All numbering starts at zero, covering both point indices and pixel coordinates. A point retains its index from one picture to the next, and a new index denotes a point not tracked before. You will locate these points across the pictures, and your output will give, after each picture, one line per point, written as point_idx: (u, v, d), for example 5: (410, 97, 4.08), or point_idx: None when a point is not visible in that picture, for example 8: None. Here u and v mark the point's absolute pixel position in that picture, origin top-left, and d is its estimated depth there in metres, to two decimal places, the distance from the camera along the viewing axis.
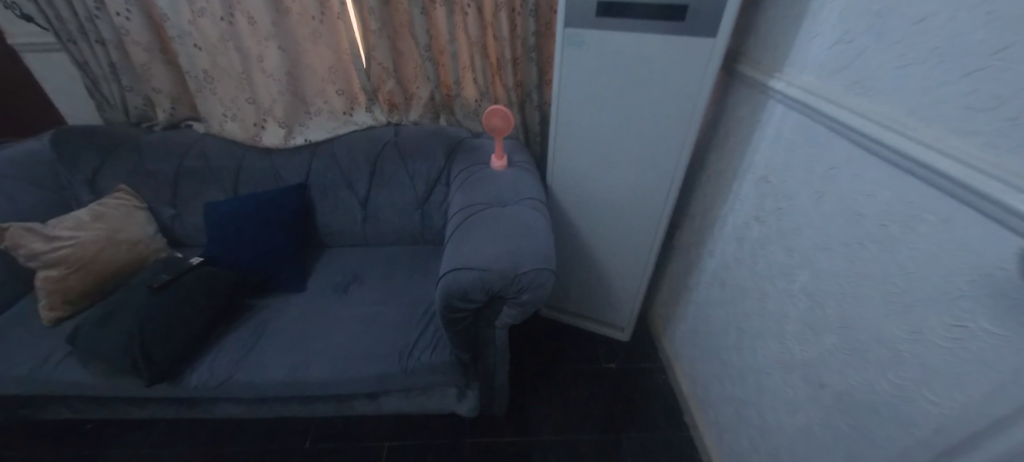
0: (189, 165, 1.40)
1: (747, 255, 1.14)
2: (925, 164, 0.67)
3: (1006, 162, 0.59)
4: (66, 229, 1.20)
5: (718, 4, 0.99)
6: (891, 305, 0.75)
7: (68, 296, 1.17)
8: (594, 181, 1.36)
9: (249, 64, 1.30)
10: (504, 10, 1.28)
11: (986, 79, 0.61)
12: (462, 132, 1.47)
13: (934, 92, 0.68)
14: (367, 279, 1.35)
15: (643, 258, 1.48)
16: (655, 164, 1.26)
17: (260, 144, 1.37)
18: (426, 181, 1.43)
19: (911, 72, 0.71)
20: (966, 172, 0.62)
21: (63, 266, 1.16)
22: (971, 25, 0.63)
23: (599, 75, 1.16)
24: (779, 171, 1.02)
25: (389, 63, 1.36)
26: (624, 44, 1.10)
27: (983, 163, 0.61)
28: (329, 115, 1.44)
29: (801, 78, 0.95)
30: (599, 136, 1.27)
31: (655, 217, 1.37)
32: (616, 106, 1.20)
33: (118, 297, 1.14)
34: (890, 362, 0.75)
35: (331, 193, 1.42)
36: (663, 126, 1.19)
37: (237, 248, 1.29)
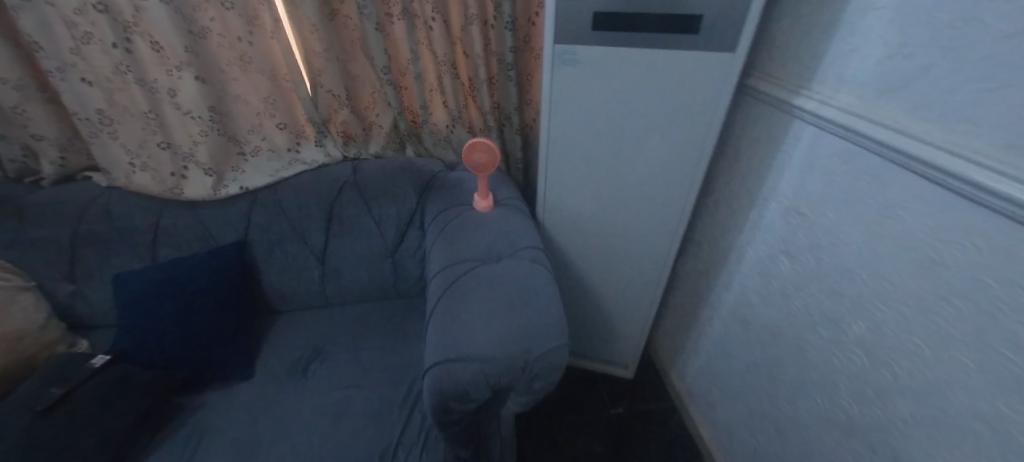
0: (90, 228, 1.10)
1: (778, 295, 1.00)
2: None
3: None
4: None
5: (738, 13, 0.83)
6: (996, 378, 0.61)
7: None
8: (591, 213, 1.20)
9: (158, 100, 1.02)
10: (476, 23, 1.08)
11: None
12: (433, 164, 1.25)
13: None
14: (333, 353, 1.12)
15: (648, 292, 1.33)
16: (661, 194, 1.11)
17: (182, 197, 1.09)
18: (395, 226, 1.21)
19: (1012, 97, 0.58)
20: None
21: None
22: None
23: (597, 97, 1.00)
24: (814, 202, 0.88)
25: (340, 90, 1.13)
26: (625, 62, 0.93)
27: None
28: (270, 154, 1.18)
29: (840, 96, 0.82)
30: (596, 165, 1.10)
31: (661, 249, 1.22)
32: (616, 132, 1.04)
33: None
34: (1000, 447, 0.61)
35: (280, 248, 1.17)
36: (670, 152, 1.04)
37: (159, 332, 1.03)
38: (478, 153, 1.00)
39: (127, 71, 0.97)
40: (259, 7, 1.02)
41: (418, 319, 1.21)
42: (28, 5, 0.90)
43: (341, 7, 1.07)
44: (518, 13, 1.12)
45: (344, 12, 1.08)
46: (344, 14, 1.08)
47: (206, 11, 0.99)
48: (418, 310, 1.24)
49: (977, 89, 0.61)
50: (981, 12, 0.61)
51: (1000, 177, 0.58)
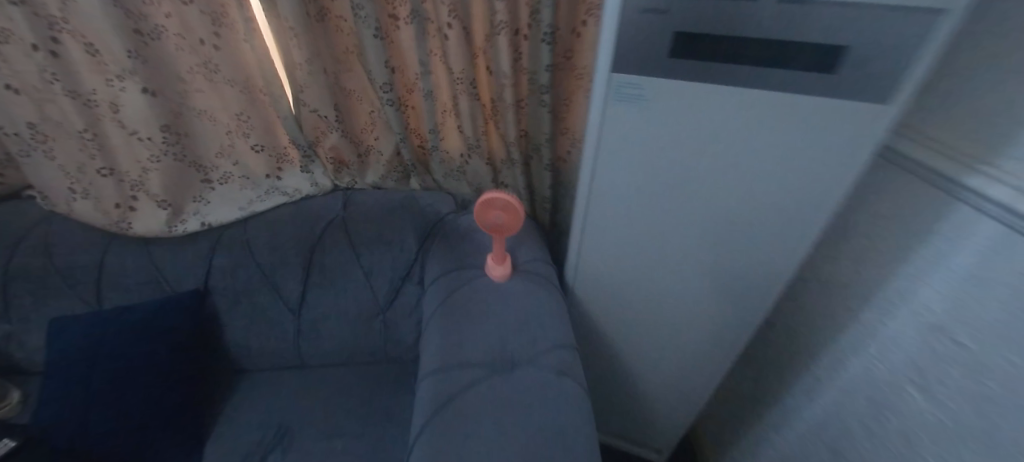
0: (23, 262, 0.91)
1: (898, 443, 0.69)
2: None
3: None
4: None
5: (915, 44, 0.49)
6: None
7: None
8: (636, 295, 0.88)
9: (97, 116, 0.81)
10: (505, 33, 0.81)
11: None
12: (441, 203, 0.99)
13: None
14: (300, 437, 0.90)
15: (697, 386, 1.03)
16: (739, 283, 0.79)
17: (131, 233, 0.89)
18: (388, 281, 0.96)
19: None
20: None
21: None
22: None
23: (664, 152, 0.66)
24: (980, 333, 0.58)
25: (328, 110, 0.89)
26: (717, 107, 0.59)
27: None
28: (244, 182, 0.95)
29: None
30: (652, 240, 0.78)
31: (727, 345, 0.91)
32: (688, 202, 0.70)
33: None
34: None
35: (247, 298, 0.95)
36: (763, 235, 0.71)
37: (88, 405, 0.83)
38: (496, 210, 0.74)
39: (53, 80, 0.75)
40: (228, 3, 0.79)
41: (409, 396, 0.98)
42: None
43: (332, 6, 0.83)
44: (562, 21, 0.84)
45: (336, 12, 0.83)
46: (335, 15, 0.84)
47: (157, 6, 0.76)
48: (410, 383, 1.01)
49: None
50: None
51: None
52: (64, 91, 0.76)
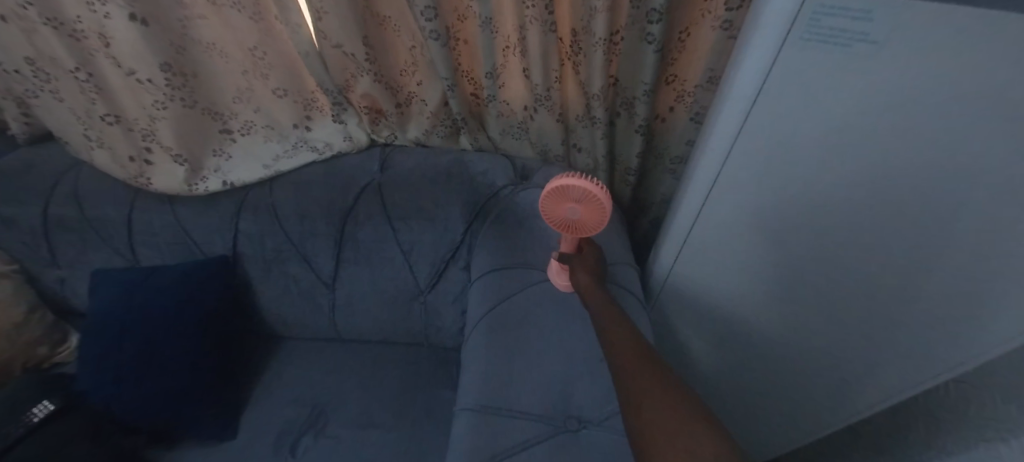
0: (59, 212, 0.86)
1: None
2: None
3: None
4: None
5: None
6: None
7: None
8: (758, 313, 0.65)
9: (89, 50, 0.66)
10: None
11: None
12: (497, 170, 0.77)
13: None
14: (333, 422, 0.82)
15: (806, 429, 0.79)
16: (925, 305, 0.55)
17: (150, 190, 0.78)
18: (431, 262, 0.80)
19: None
20: None
21: None
22: None
23: (867, 126, 0.42)
24: None
25: (355, 45, 0.68)
26: (992, 59, 0.35)
27: None
28: (268, 132, 0.79)
29: None
30: (802, 240, 0.54)
31: (875, 383, 0.66)
32: (882, 199, 0.47)
33: None
34: None
35: (276, 267, 0.85)
36: (992, 249, 0.47)
37: (121, 370, 0.78)
38: (571, 203, 0.51)
39: (27, 4, 0.61)
40: None
41: (450, 390, 0.85)
42: None
43: None
44: None
45: None
46: None
47: None
48: (452, 374, 0.88)
49: None
50: None
51: None
52: (42, 18, 0.62)
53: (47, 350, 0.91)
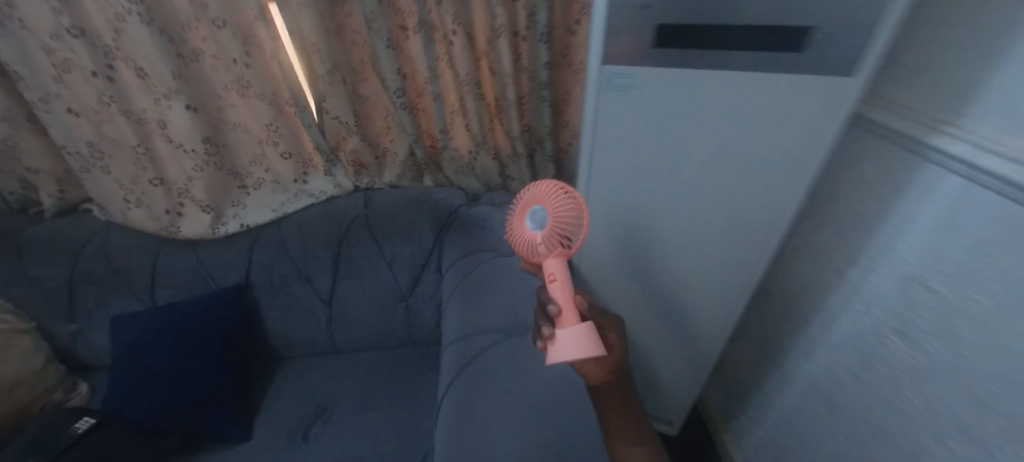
0: (87, 267, 1.03)
1: (893, 380, 0.76)
2: None
3: None
4: None
5: (861, 26, 0.57)
6: None
7: None
8: (637, 265, 0.92)
9: (147, 132, 0.92)
10: (505, 35, 0.89)
11: None
12: (454, 197, 1.07)
13: None
14: (339, 411, 0.99)
15: (699, 359, 1.05)
16: (742, 247, 0.83)
17: (179, 236, 0.99)
18: (409, 269, 1.05)
19: None
20: None
21: None
22: None
23: (660, 133, 0.73)
24: (951, 279, 0.66)
25: (348, 116, 0.98)
26: (699, 92, 0.67)
27: None
28: (275, 186, 1.05)
29: (1011, 142, 0.57)
30: (656, 211, 0.82)
31: (730, 313, 0.94)
32: (688, 176, 0.77)
33: None
34: None
35: (283, 291, 1.05)
36: (760, 200, 0.76)
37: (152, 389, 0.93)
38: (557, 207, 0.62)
39: (111, 102, 0.87)
40: (258, 27, 0.88)
41: (432, 374, 1.06)
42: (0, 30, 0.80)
43: (348, 20, 0.92)
44: (554, 22, 0.92)
45: (353, 26, 0.93)
46: (351, 28, 0.93)
47: (196, 30, 0.87)
48: (432, 362, 1.09)
49: None
50: None
51: None
52: (120, 110, 0.88)
53: (60, 396, 1.02)
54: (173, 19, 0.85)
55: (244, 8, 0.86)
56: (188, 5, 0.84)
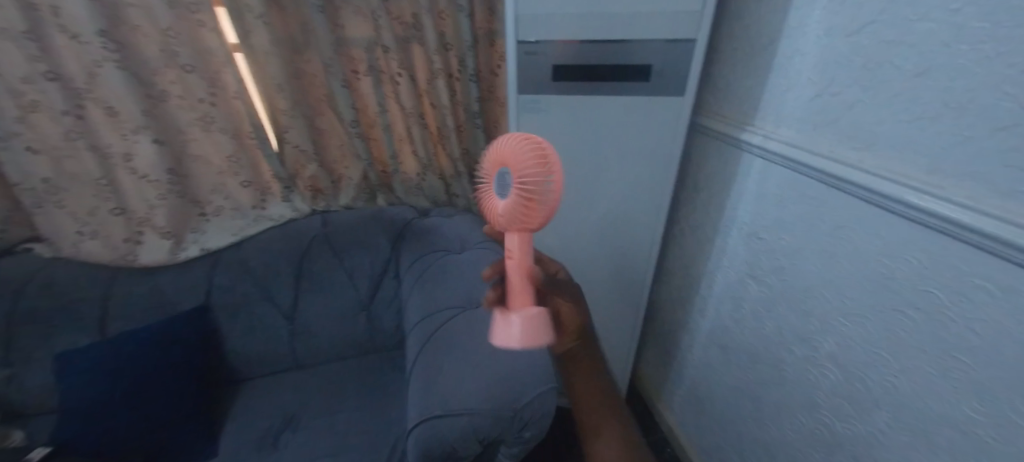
0: (29, 304, 1.01)
1: (749, 316, 0.97)
2: (882, 191, 0.65)
3: (985, 198, 0.55)
4: None
5: (681, 61, 0.86)
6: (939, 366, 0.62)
7: None
8: (566, 250, 1.13)
9: (111, 166, 1.01)
10: (441, 76, 1.12)
11: (973, 130, 0.56)
12: (406, 212, 1.23)
13: (881, 128, 0.66)
14: (305, 417, 1.03)
15: (627, 330, 1.25)
16: (639, 226, 1.07)
17: (137, 264, 1.06)
18: (368, 277, 1.17)
19: (872, 103, 0.67)
20: (980, 221, 0.55)
21: None
22: (942, 78, 0.58)
23: (565, 143, 0.97)
24: (771, 227, 0.89)
25: (307, 146, 1.13)
26: (588, 109, 0.93)
27: (963, 205, 0.57)
28: (234, 213, 1.15)
29: (782, 131, 0.84)
30: (572, 204, 1.05)
31: (638, 286, 1.16)
32: (591, 174, 1.00)
33: None
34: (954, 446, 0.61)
35: (244, 310, 1.12)
36: (648, 186, 1.01)
37: (109, 413, 0.92)
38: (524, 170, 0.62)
39: (79, 138, 0.96)
40: (224, 72, 1.03)
41: (394, 374, 1.14)
42: None
43: (307, 67, 1.10)
44: (480, 67, 1.17)
45: (311, 71, 1.11)
46: (310, 73, 1.11)
47: (166, 75, 0.99)
48: (394, 364, 1.18)
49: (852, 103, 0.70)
50: (888, 55, 0.64)
51: (849, 170, 0.70)
52: (87, 145, 0.97)
53: None
54: (145, 64, 0.97)
55: (213, 56, 1.01)
56: (159, 54, 0.97)
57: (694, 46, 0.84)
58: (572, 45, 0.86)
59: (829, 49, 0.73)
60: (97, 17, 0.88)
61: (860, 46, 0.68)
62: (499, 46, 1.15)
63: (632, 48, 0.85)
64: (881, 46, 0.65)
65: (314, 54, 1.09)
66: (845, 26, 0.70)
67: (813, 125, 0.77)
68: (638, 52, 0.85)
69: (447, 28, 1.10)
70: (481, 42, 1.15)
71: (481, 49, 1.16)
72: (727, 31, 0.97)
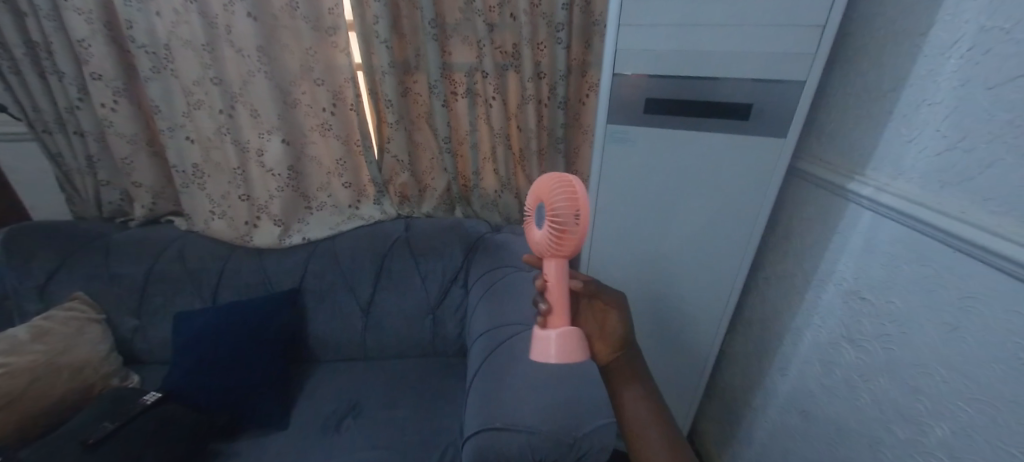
0: (162, 267, 1.19)
1: (839, 384, 0.88)
2: None
3: None
4: (21, 338, 0.97)
5: (784, 103, 0.83)
6: None
7: (20, 418, 0.90)
8: (637, 282, 1.09)
9: (246, 158, 1.18)
10: (532, 102, 1.17)
11: None
12: (481, 226, 1.28)
13: None
14: (366, 408, 1.08)
15: (693, 377, 1.18)
16: (719, 269, 1.02)
17: (250, 244, 1.21)
18: (440, 283, 1.23)
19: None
20: None
21: (25, 379, 0.93)
22: None
23: (650, 176, 0.96)
24: (877, 288, 0.80)
25: (404, 156, 1.23)
26: (677, 145, 0.92)
27: None
28: (333, 209, 1.29)
29: (898, 184, 0.77)
30: (647, 237, 1.03)
31: (710, 332, 1.10)
32: (672, 209, 0.98)
33: (48, 439, 0.85)
34: None
35: (328, 298, 1.22)
36: (732, 228, 0.97)
37: (209, 372, 1.04)
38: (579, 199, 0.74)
39: (226, 133, 1.14)
40: (345, 86, 1.17)
41: (450, 380, 1.17)
42: (156, 77, 1.09)
43: (414, 86, 1.22)
44: (570, 95, 1.21)
45: (416, 90, 1.22)
46: (415, 92, 1.22)
47: (300, 86, 1.15)
48: (451, 370, 1.20)
49: (998, 161, 0.63)
50: None
51: (988, 235, 0.62)
52: (231, 139, 1.15)
53: (116, 382, 1.09)
54: (285, 75, 1.13)
55: (339, 72, 1.15)
56: (297, 68, 1.13)
57: (802, 88, 0.81)
58: (667, 79, 0.87)
59: (970, 102, 0.66)
60: (258, 35, 1.05)
61: (1004, 100, 0.62)
62: (590, 77, 1.19)
63: (731, 87, 0.84)
64: None
65: (422, 76, 1.20)
66: (991, 80, 0.64)
67: (941, 181, 0.70)
68: (738, 91, 0.84)
69: (544, 58, 1.16)
70: (573, 72, 1.19)
71: (573, 80, 1.20)
72: (834, 75, 0.92)
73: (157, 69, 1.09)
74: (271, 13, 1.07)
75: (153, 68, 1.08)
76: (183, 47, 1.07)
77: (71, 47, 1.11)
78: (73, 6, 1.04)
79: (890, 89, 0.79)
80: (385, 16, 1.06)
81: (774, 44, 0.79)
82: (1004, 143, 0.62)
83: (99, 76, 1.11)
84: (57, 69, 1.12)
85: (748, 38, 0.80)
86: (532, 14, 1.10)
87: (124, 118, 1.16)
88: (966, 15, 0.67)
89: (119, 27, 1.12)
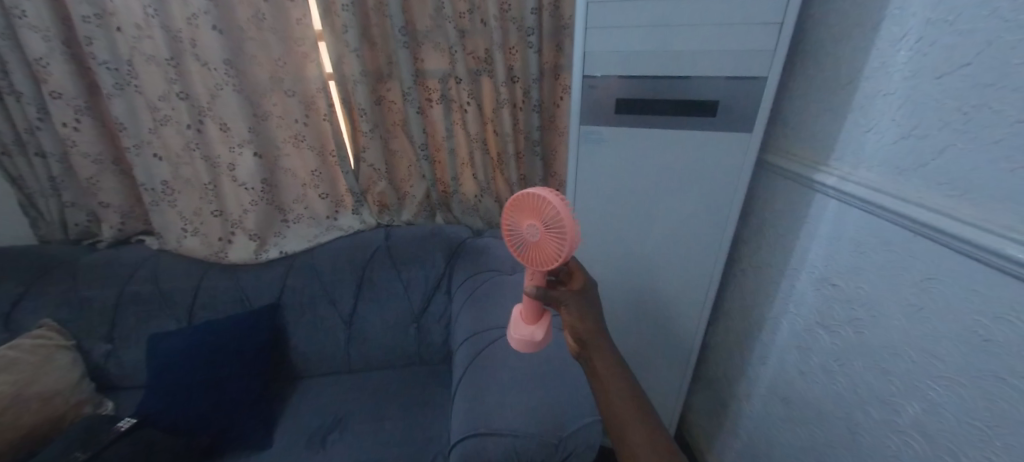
0: (134, 288, 1.16)
1: (816, 370, 0.90)
2: (984, 245, 0.60)
3: None
4: None
5: (749, 99, 0.85)
6: None
7: None
8: (617, 280, 1.10)
9: (218, 174, 1.16)
10: (506, 106, 1.18)
11: None
12: (462, 231, 1.28)
13: (982, 175, 0.62)
14: (352, 421, 1.07)
15: (678, 370, 1.19)
16: (695, 263, 1.04)
17: (226, 260, 1.19)
18: (422, 291, 1.22)
19: (974, 150, 0.63)
20: None
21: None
22: None
23: (624, 175, 0.98)
24: (846, 274, 0.83)
25: (380, 165, 1.23)
26: (648, 143, 0.93)
27: None
28: (310, 221, 1.27)
29: (860, 173, 0.79)
30: (625, 235, 1.04)
31: (691, 325, 1.12)
32: (647, 206, 0.99)
33: None
34: None
35: (308, 311, 1.20)
36: (706, 222, 0.98)
37: (187, 394, 1.01)
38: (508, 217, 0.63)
39: (196, 148, 1.12)
40: (317, 96, 1.16)
41: (437, 388, 1.16)
42: (120, 93, 1.06)
43: (387, 94, 1.21)
44: (544, 98, 1.23)
45: (390, 98, 1.22)
46: (389, 100, 1.22)
47: (271, 98, 1.14)
48: (437, 378, 1.20)
49: (950, 147, 0.65)
50: (987, 100, 0.61)
51: (944, 217, 0.65)
52: (201, 155, 1.12)
53: (88, 411, 1.05)
54: (255, 87, 1.12)
55: (311, 83, 1.14)
56: (267, 80, 1.12)
57: (765, 84, 0.83)
58: (635, 80, 0.88)
59: (923, 91, 0.69)
60: (224, 47, 1.04)
61: (952, 89, 0.65)
62: (563, 79, 1.20)
63: (698, 85, 0.86)
64: (982, 90, 0.61)
65: (395, 84, 1.20)
66: (940, 69, 0.66)
67: (899, 168, 0.73)
68: (703, 89, 0.86)
69: (516, 62, 1.17)
70: (546, 75, 1.20)
71: (546, 83, 1.22)
72: (796, 70, 0.95)
73: (120, 85, 1.06)
74: (237, 25, 1.06)
75: (116, 84, 1.06)
76: (147, 62, 1.05)
77: (28, 66, 1.07)
78: (28, 23, 1.01)
79: (849, 82, 0.81)
80: (355, 25, 1.05)
81: (736, 42, 0.81)
82: (955, 129, 0.65)
83: (59, 95, 1.07)
84: (14, 90, 1.08)
85: (711, 36, 0.82)
86: (502, 20, 1.11)
87: (88, 137, 1.13)
88: (912, 9, 0.70)
89: (79, 44, 1.09)
